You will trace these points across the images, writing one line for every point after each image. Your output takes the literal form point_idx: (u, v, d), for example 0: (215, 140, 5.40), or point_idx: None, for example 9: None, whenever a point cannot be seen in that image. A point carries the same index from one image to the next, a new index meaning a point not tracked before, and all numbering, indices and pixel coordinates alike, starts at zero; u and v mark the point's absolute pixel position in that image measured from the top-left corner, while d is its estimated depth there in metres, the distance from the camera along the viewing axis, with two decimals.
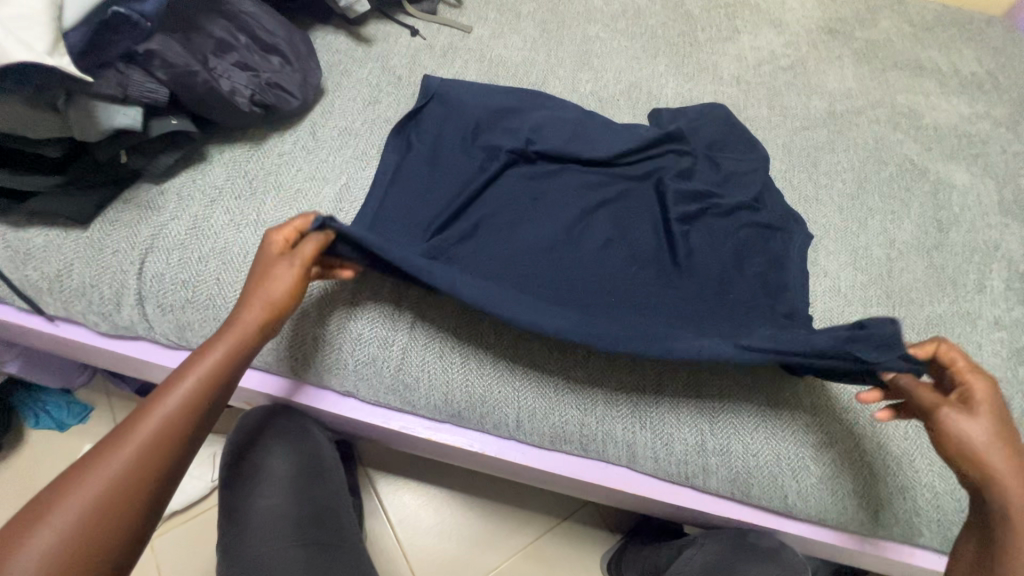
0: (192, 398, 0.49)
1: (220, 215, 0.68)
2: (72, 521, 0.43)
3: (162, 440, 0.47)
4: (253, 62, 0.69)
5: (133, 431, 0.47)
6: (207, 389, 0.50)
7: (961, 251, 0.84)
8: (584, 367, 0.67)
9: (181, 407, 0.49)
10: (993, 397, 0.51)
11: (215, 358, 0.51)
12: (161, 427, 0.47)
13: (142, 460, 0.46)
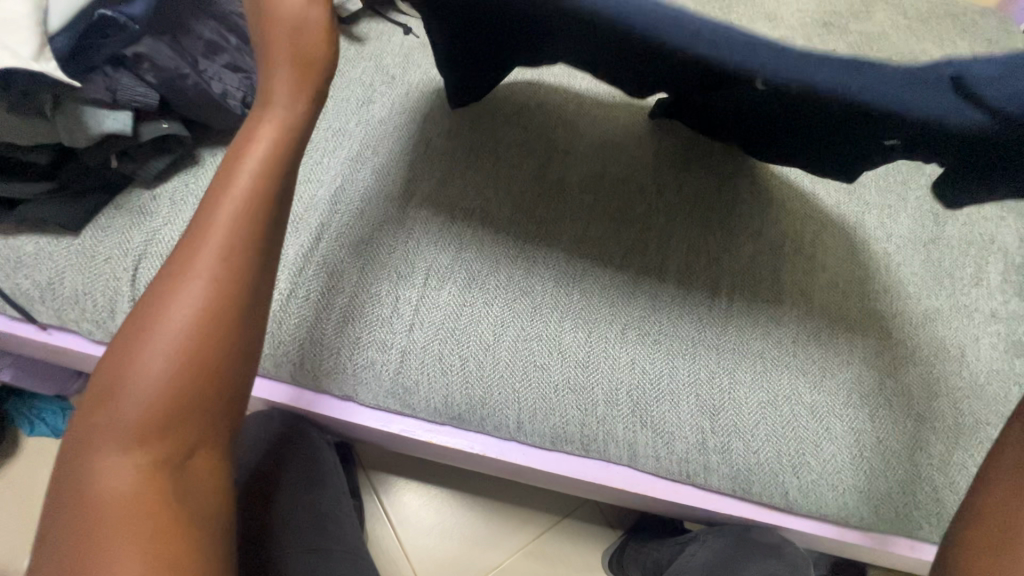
0: (246, 195, 0.48)
1: None
2: (159, 369, 0.44)
3: (226, 252, 0.46)
4: (244, 62, 0.67)
5: (192, 256, 0.46)
6: (219, 268, 0.46)
7: (957, 245, 0.84)
8: (584, 369, 0.66)
9: (234, 214, 0.47)
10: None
11: (253, 177, 0.48)
12: (218, 246, 0.46)
13: (214, 276, 0.46)
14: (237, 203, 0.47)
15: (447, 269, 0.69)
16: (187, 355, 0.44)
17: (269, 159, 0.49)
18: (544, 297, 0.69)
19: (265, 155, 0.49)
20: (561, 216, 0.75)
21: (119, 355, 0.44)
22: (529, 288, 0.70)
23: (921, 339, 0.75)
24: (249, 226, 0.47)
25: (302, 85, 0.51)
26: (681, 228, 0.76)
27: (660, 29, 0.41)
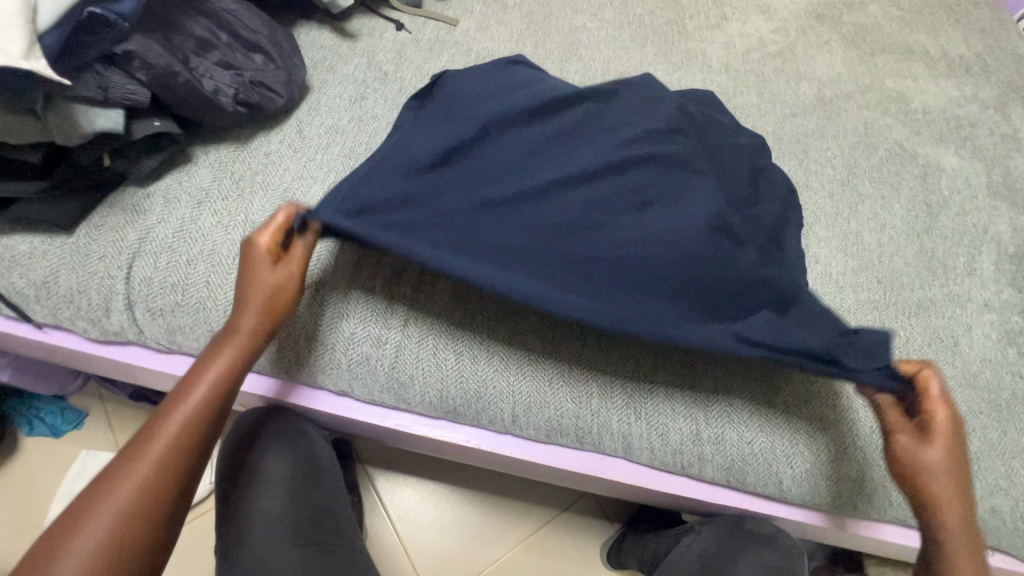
0: (205, 402, 0.51)
1: (207, 217, 0.67)
2: (99, 538, 0.45)
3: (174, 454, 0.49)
4: (236, 60, 0.67)
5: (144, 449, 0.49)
6: (176, 458, 0.49)
7: (950, 235, 0.84)
8: (579, 361, 0.66)
9: (191, 418, 0.51)
10: (953, 425, 0.55)
11: (218, 378, 0.53)
12: (170, 447, 0.49)
13: (158, 475, 0.48)
14: (194, 408, 0.51)
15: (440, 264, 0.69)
16: (131, 532, 0.46)
17: (231, 369, 0.54)
18: None
19: (228, 363, 0.53)
20: None
21: (70, 518, 0.46)
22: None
23: (914, 330, 0.76)
24: (199, 430, 0.51)
25: (269, 313, 0.55)
26: None
27: (554, 305, 0.55)
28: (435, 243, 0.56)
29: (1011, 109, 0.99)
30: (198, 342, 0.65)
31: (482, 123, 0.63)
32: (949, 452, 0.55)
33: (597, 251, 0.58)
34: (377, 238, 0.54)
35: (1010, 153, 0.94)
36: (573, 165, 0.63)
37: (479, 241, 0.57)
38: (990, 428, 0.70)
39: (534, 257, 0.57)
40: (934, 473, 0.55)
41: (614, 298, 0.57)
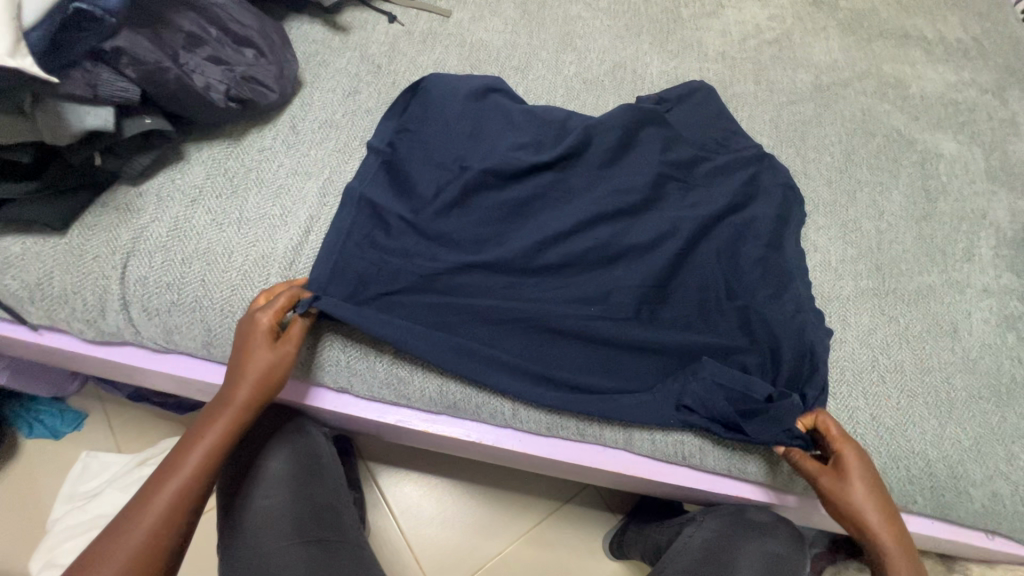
0: (200, 469, 0.54)
1: (202, 215, 0.67)
2: None
3: (168, 517, 0.52)
4: (226, 54, 0.66)
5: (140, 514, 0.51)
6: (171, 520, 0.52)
7: (949, 221, 0.84)
8: (574, 364, 0.67)
9: (187, 485, 0.53)
10: (863, 464, 0.60)
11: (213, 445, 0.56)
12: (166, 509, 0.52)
13: (156, 533, 0.51)
14: (189, 476, 0.54)
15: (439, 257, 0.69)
16: None
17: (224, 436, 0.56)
18: (537, 284, 0.69)
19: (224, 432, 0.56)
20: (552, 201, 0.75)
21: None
22: (527, 274, 0.69)
23: (912, 316, 0.76)
24: (193, 497, 0.54)
25: (263, 387, 0.58)
26: (673, 204, 0.75)
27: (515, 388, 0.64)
28: (421, 320, 0.65)
29: (1009, 93, 0.98)
30: (195, 341, 0.65)
31: (454, 186, 0.71)
32: (870, 489, 0.59)
33: (565, 308, 0.67)
34: (354, 315, 0.62)
35: (1008, 138, 0.93)
36: (548, 225, 0.71)
37: (455, 308, 0.65)
38: (990, 413, 0.70)
39: (498, 324, 0.66)
40: (863, 511, 0.58)
41: (577, 388, 0.65)
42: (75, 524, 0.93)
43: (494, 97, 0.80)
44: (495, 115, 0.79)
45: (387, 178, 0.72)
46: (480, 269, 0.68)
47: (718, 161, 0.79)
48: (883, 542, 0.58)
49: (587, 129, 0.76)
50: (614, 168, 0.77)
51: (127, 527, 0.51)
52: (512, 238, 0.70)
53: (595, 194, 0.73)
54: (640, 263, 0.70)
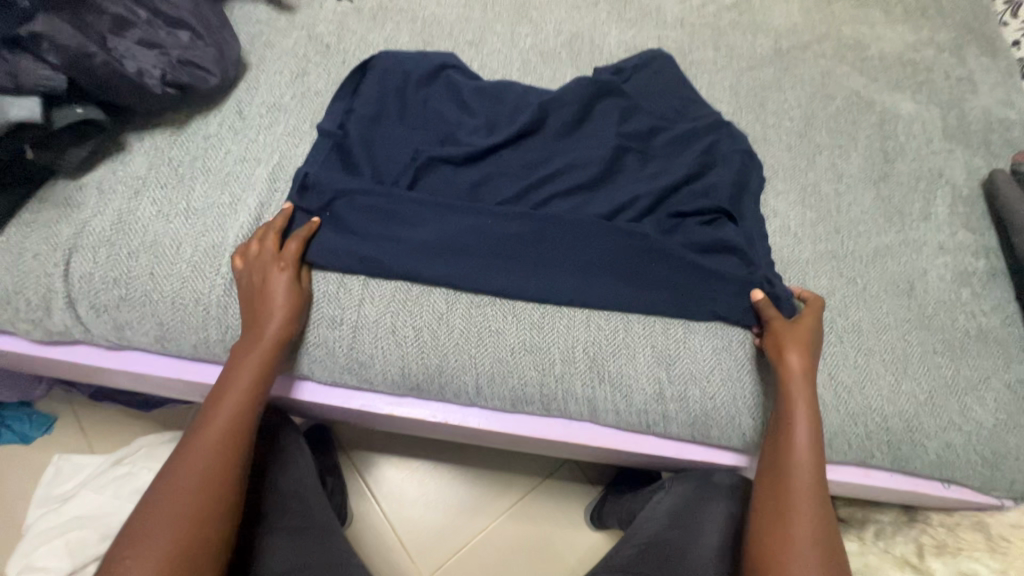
0: (239, 412, 0.58)
1: (146, 206, 0.65)
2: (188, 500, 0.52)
3: (220, 457, 0.55)
4: (158, 38, 0.64)
5: (189, 463, 0.54)
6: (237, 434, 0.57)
7: (907, 180, 0.85)
8: (540, 276, 0.67)
9: (233, 427, 0.57)
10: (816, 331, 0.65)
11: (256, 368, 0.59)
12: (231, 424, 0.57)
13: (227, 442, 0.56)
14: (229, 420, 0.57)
15: (395, 226, 0.67)
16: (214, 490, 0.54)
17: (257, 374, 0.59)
18: (499, 252, 0.67)
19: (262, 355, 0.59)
20: (510, 167, 0.73)
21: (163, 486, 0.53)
22: (484, 244, 0.67)
23: (870, 277, 0.77)
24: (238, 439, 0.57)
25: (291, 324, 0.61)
26: (631, 175, 0.75)
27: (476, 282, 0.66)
28: (400, 214, 0.68)
29: (966, 51, 0.99)
30: (148, 336, 0.63)
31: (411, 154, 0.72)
32: (809, 336, 0.64)
33: (528, 231, 0.68)
34: (345, 188, 0.67)
35: (965, 96, 0.94)
36: (512, 187, 0.72)
37: (426, 207, 0.68)
38: (944, 367, 0.72)
39: (466, 242, 0.67)
40: (788, 364, 0.62)
41: (544, 288, 0.67)
42: (47, 528, 0.91)
43: (446, 74, 0.78)
44: (445, 95, 0.78)
45: (339, 165, 0.70)
46: (442, 251, 0.67)
47: (676, 131, 0.78)
48: (795, 394, 0.61)
49: (541, 104, 0.75)
50: (570, 141, 0.76)
51: (178, 477, 0.53)
52: (472, 219, 0.68)
53: (550, 171, 0.72)
54: (599, 238, 0.69)
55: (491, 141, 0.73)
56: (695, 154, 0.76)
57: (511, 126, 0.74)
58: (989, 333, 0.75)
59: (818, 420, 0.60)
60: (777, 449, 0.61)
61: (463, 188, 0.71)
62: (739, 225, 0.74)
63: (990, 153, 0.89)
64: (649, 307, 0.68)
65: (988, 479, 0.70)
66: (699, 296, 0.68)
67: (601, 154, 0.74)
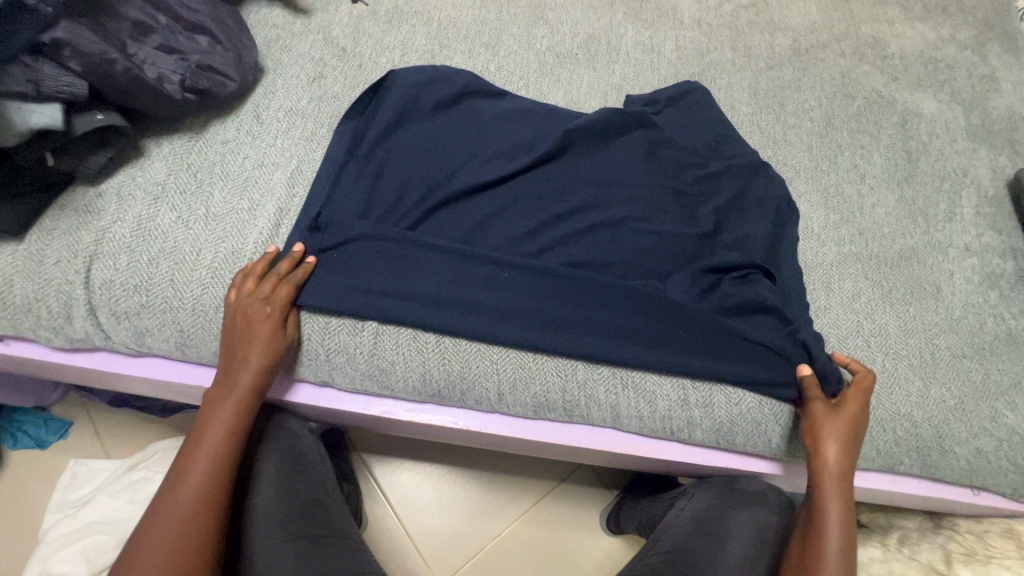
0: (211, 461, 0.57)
1: (166, 213, 0.64)
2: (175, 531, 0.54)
3: (199, 505, 0.55)
4: (178, 43, 0.63)
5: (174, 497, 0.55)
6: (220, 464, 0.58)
7: (930, 181, 0.84)
8: (555, 325, 0.66)
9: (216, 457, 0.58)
10: (859, 417, 0.62)
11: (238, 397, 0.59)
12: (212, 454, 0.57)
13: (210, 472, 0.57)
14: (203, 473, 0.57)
15: (404, 273, 0.65)
16: (201, 520, 0.55)
17: (233, 425, 0.59)
18: (516, 284, 0.66)
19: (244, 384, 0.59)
20: (525, 194, 0.73)
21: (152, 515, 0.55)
22: (497, 287, 0.66)
23: (895, 280, 0.76)
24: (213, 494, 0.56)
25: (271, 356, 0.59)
26: (647, 188, 0.75)
27: (485, 334, 0.64)
28: (409, 264, 0.66)
29: (988, 48, 0.97)
30: (168, 343, 0.63)
31: (425, 184, 0.71)
32: (851, 424, 0.62)
33: (543, 275, 0.67)
34: (352, 227, 0.66)
35: (988, 94, 0.92)
36: (531, 213, 0.72)
37: (437, 251, 0.67)
38: (973, 370, 0.70)
39: (479, 290, 0.66)
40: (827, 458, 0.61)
41: (560, 336, 0.65)
42: (65, 533, 0.92)
43: (465, 102, 0.78)
44: (467, 124, 0.76)
45: (355, 181, 0.69)
46: (451, 304, 0.65)
47: (709, 168, 0.77)
48: (829, 487, 0.61)
49: (566, 132, 0.75)
50: (593, 172, 0.75)
51: (153, 534, 0.54)
52: (487, 268, 0.67)
53: (569, 207, 0.72)
54: (617, 266, 0.70)
55: (510, 169, 0.72)
56: (726, 199, 0.75)
57: (526, 160, 0.74)
58: (1019, 336, 0.73)
59: (851, 518, 0.60)
60: (809, 532, 0.61)
61: (479, 219, 0.70)
62: (776, 282, 0.71)
63: (1015, 152, 0.87)
64: (665, 363, 0.65)
65: (1019, 485, 0.68)
66: (717, 345, 0.66)
67: (615, 184, 0.75)
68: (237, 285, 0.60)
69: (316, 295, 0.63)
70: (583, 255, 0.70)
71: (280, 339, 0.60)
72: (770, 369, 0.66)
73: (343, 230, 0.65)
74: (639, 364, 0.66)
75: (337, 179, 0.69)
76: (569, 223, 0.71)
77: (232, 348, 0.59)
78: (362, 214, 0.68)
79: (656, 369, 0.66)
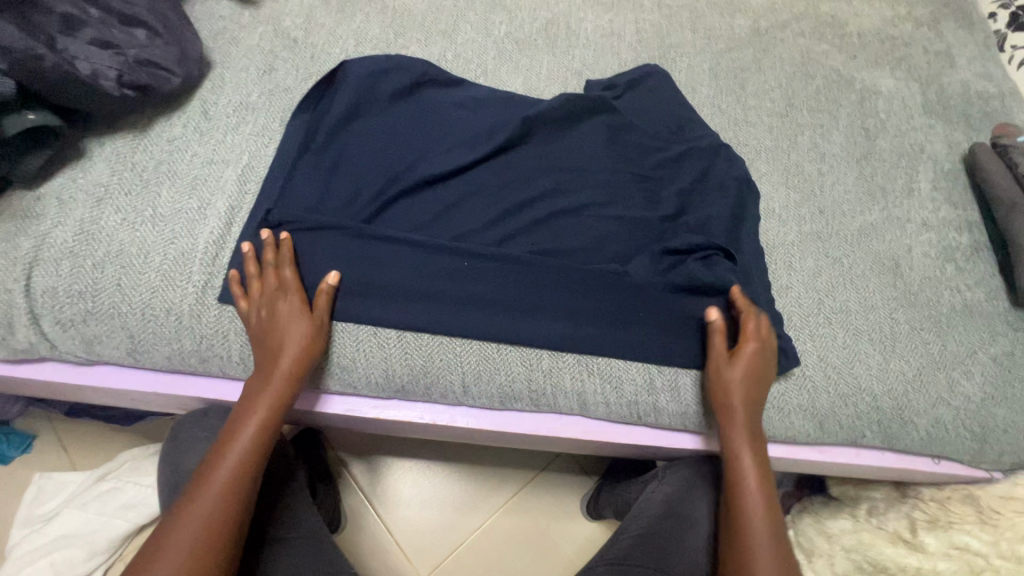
0: (245, 457, 0.57)
1: (110, 215, 0.62)
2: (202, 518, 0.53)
3: (229, 491, 0.55)
4: (113, 36, 0.61)
5: (206, 482, 0.55)
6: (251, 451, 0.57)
7: (889, 157, 0.85)
8: (517, 315, 0.65)
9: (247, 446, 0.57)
10: (756, 367, 0.63)
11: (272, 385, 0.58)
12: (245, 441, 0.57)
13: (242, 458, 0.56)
14: (233, 468, 0.56)
15: (364, 267, 0.64)
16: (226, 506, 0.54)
17: (263, 418, 0.58)
18: (477, 275, 0.66)
19: (275, 370, 0.58)
20: (486, 182, 0.72)
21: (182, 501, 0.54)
22: (458, 279, 0.65)
23: (855, 256, 0.77)
24: (234, 492, 0.55)
25: (303, 342, 0.59)
26: (608, 172, 0.75)
27: (448, 328, 0.64)
28: (368, 258, 0.65)
29: (943, 24, 0.98)
30: (119, 350, 0.61)
31: (382, 175, 0.70)
32: (746, 369, 0.62)
33: (506, 264, 0.66)
34: (307, 221, 0.64)
35: (944, 70, 0.93)
36: (492, 202, 0.71)
37: (397, 244, 0.66)
38: (931, 343, 0.72)
39: (441, 283, 0.65)
40: (733, 411, 0.62)
41: (524, 327, 0.65)
42: (32, 549, 0.89)
43: (423, 91, 0.76)
44: (425, 113, 0.75)
45: (308, 175, 0.68)
46: (415, 297, 0.64)
47: (670, 151, 0.77)
48: (738, 435, 0.62)
49: (525, 119, 0.74)
50: (554, 159, 0.74)
51: (180, 522, 0.53)
52: (449, 259, 0.66)
53: (532, 195, 0.71)
54: (580, 254, 0.69)
55: (469, 158, 0.71)
56: (689, 181, 0.75)
57: (486, 147, 0.72)
58: (974, 307, 0.75)
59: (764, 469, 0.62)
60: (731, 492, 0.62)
61: (439, 211, 0.69)
62: (738, 263, 0.71)
63: (970, 127, 0.89)
64: (628, 349, 0.66)
65: (977, 452, 0.70)
66: (678, 328, 0.67)
67: (577, 169, 0.74)
68: (234, 278, 0.61)
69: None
70: (545, 243, 0.69)
71: (315, 323, 0.60)
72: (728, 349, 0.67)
73: (299, 223, 0.64)
74: (603, 351, 0.66)
75: (292, 172, 0.68)
76: (531, 211, 0.71)
77: (264, 338, 0.59)
78: (318, 208, 0.66)
79: (620, 355, 0.66)
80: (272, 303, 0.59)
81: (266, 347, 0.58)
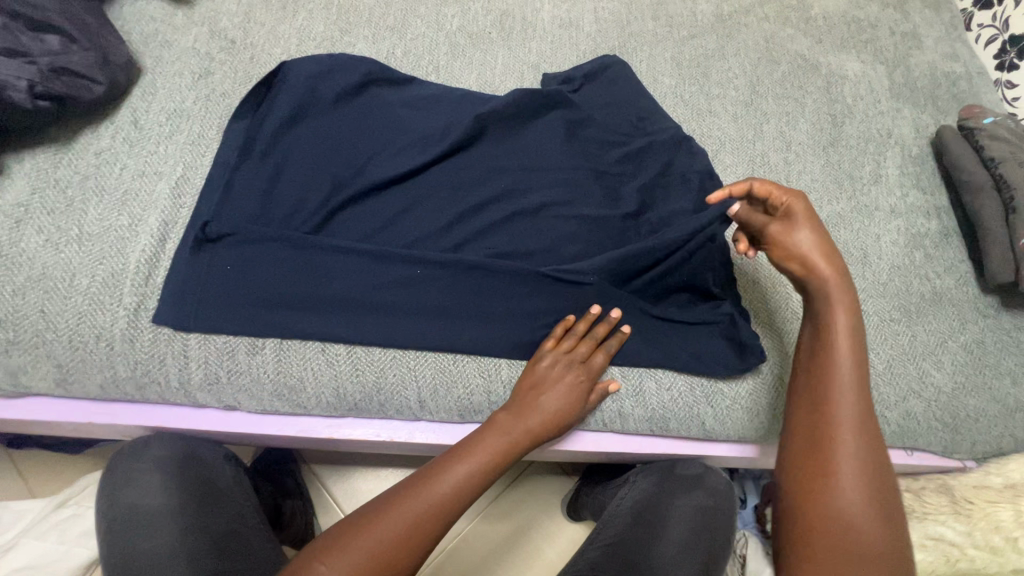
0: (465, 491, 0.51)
1: (31, 236, 0.58)
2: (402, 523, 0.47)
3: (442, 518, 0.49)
4: (23, 45, 0.57)
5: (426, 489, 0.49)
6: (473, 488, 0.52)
7: (856, 144, 0.83)
8: (473, 323, 0.63)
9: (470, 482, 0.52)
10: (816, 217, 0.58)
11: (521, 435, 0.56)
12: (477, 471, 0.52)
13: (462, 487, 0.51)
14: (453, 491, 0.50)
15: (309, 280, 0.61)
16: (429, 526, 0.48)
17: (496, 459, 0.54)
18: (430, 283, 0.63)
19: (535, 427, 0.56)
20: (438, 185, 0.68)
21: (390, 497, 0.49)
22: (410, 288, 0.62)
23: None
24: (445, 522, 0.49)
25: (567, 412, 0.58)
26: (567, 169, 0.72)
27: (401, 340, 0.61)
28: (314, 270, 0.61)
29: (909, 5, 0.96)
30: (47, 380, 0.57)
31: (328, 180, 0.66)
32: (817, 232, 0.57)
33: (459, 271, 0.63)
34: (247, 234, 0.60)
35: (910, 52, 0.91)
36: (445, 206, 0.67)
37: (344, 254, 0.62)
38: (901, 334, 0.70)
39: (392, 293, 0.62)
40: (839, 340, 0.54)
41: (481, 336, 0.62)
42: None
43: (370, 91, 0.73)
44: (373, 115, 0.71)
45: (248, 184, 0.64)
46: (366, 309, 0.61)
47: (632, 146, 0.74)
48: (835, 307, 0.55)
49: (478, 117, 0.70)
50: (510, 158, 0.71)
51: (383, 517, 0.47)
52: (400, 268, 0.63)
53: (486, 196, 0.68)
54: (539, 257, 0.66)
55: (420, 160, 0.68)
56: (650, 176, 0.73)
57: (437, 148, 0.69)
58: (944, 294, 0.73)
59: (860, 348, 0.54)
60: (817, 369, 0.54)
61: (389, 217, 0.66)
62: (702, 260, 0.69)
63: (937, 109, 0.87)
64: None
65: (949, 442, 0.69)
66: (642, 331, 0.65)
67: (534, 168, 0.71)
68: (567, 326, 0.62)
69: (214, 317, 0.58)
70: (502, 246, 0.66)
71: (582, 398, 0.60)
72: (694, 350, 0.65)
73: (237, 237, 0.60)
74: None
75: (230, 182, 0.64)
76: (487, 213, 0.68)
77: (539, 391, 0.58)
78: (259, 219, 0.63)
79: None
80: (558, 365, 0.60)
81: (536, 400, 0.58)
